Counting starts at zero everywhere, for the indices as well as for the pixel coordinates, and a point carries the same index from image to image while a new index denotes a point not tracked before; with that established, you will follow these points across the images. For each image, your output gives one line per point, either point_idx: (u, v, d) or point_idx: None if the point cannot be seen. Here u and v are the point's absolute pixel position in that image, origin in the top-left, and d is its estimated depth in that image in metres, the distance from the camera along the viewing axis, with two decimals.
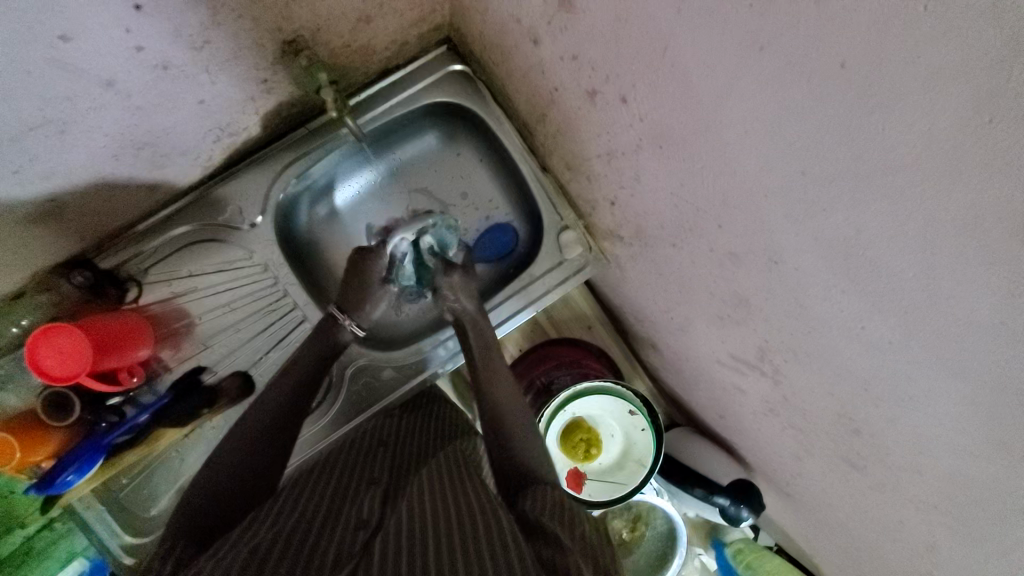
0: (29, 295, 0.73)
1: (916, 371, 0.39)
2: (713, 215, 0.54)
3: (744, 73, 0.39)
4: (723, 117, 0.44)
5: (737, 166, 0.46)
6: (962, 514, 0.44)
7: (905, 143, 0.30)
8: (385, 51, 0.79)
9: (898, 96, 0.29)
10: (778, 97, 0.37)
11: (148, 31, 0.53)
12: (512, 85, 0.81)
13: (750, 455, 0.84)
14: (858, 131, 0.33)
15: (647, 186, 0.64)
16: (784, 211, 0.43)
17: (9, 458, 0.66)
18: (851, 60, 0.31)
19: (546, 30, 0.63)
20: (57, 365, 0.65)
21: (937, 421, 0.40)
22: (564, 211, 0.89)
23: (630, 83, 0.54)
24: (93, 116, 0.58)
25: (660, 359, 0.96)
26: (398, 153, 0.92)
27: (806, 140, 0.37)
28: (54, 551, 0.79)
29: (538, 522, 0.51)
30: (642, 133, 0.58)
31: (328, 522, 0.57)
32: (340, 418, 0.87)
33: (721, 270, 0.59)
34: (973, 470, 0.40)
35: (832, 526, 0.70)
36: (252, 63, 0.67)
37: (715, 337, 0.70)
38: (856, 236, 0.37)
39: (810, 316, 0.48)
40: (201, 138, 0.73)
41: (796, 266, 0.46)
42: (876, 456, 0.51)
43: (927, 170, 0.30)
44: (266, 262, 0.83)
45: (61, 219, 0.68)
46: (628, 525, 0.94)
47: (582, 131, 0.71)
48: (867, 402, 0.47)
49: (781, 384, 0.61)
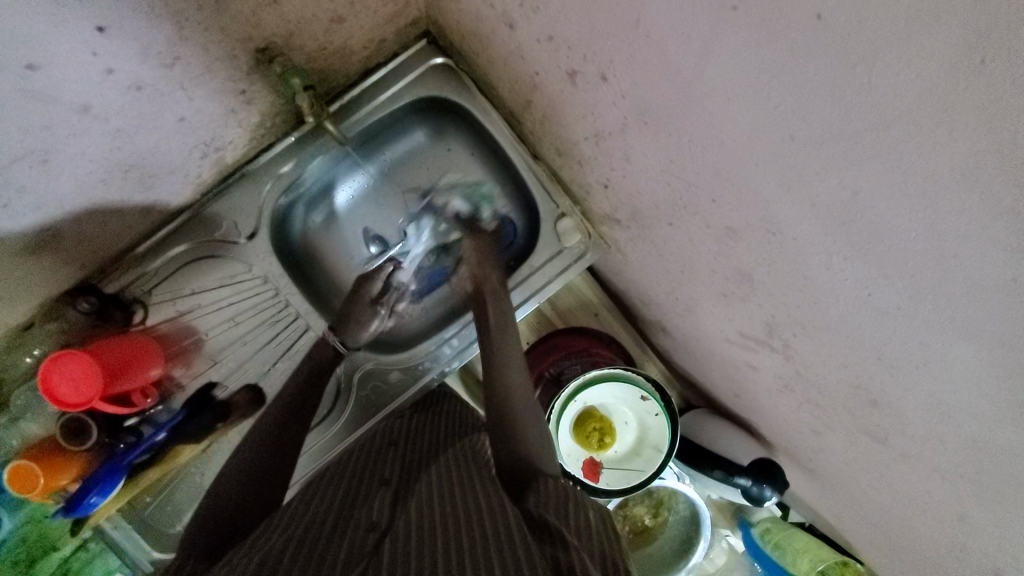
0: (37, 326, 0.75)
1: (929, 335, 0.37)
2: (706, 189, 0.52)
3: (720, 35, 0.37)
4: (704, 85, 0.42)
5: (724, 136, 0.44)
6: (990, 481, 0.42)
7: (894, 93, 0.28)
8: (363, 50, 0.78)
9: (881, 42, 0.27)
10: (757, 57, 0.35)
11: (116, 52, 0.53)
12: (494, 73, 0.79)
13: (769, 433, 0.81)
14: (844, 85, 0.31)
15: (637, 165, 0.62)
16: (776, 179, 0.41)
17: (34, 485, 0.67)
18: (828, 8, 0.29)
19: (519, 13, 0.61)
20: (69, 392, 0.66)
21: (955, 386, 0.38)
22: (559, 198, 0.87)
23: (607, 59, 0.52)
24: (74, 143, 0.58)
25: (670, 341, 0.94)
26: (388, 153, 0.91)
27: (790, 101, 0.35)
28: (93, 569, 0.82)
29: (542, 516, 0.50)
30: (626, 110, 0.56)
31: (339, 525, 0.57)
32: (352, 422, 0.88)
33: (721, 245, 0.57)
34: (998, 435, 0.37)
35: (858, 500, 0.68)
36: (228, 75, 0.66)
37: (721, 315, 0.68)
38: (854, 198, 0.35)
39: (815, 286, 0.46)
40: (187, 155, 0.73)
41: (795, 235, 0.44)
42: (896, 427, 0.48)
43: (921, 119, 0.28)
44: (265, 274, 0.84)
45: (59, 248, 0.69)
46: (650, 512, 0.93)
47: (568, 114, 0.69)
48: (881, 372, 0.45)
49: (793, 359, 0.59)
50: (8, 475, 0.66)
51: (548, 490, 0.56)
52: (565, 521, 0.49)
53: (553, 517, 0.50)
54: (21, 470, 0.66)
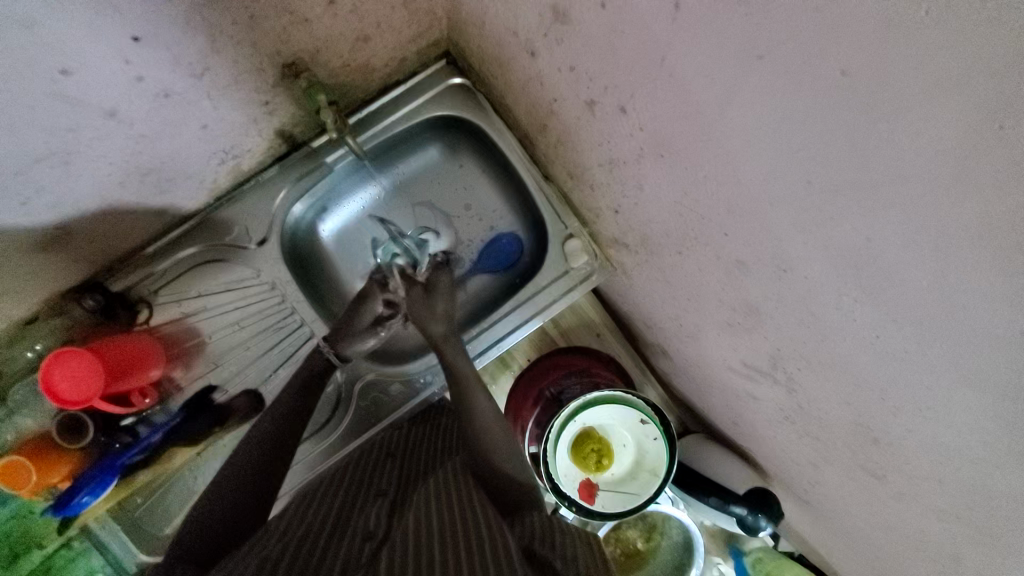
0: (41, 320, 0.74)
1: (934, 381, 0.38)
2: (718, 223, 0.53)
3: (744, 80, 0.38)
4: (724, 126, 0.43)
5: (741, 175, 0.45)
6: (987, 527, 0.42)
7: (915, 151, 0.29)
8: (384, 68, 0.79)
9: (907, 102, 0.28)
10: (781, 105, 0.36)
11: (148, 61, 0.54)
12: (512, 96, 0.81)
13: (767, 462, 0.82)
14: (864, 140, 0.32)
15: (650, 194, 0.63)
16: (790, 219, 0.42)
17: (25, 482, 0.67)
18: (853, 67, 0.30)
19: (543, 42, 0.62)
20: (69, 389, 0.66)
21: (957, 431, 0.39)
22: (568, 220, 0.88)
23: (628, 93, 0.54)
24: (97, 145, 0.59)
25: (671, 365, 0.95)
26: (402, 167, 0.93)
27: (811, 148, 0.36)
28: (75, 568, 0.79)
29: (533, 545, 0.51)
30: (643, 142, 0.57)
31: (335, 534, 0.57)
32: (351, 432, 0.87)
33: (729, 277, 0.58)
34: (998, 482, 0.38)
35: (853, 535, 0.68)
36: (253, 87, 0.67)
37: (725, 344, 0.69)
38: (867, 244, 0.36)
39: (822, 323, 0.47)
40: (206, 161, 0.74)
41: (805, 274, 0.45)
42: (896, 466, 0.49)
43: (941, 177, 0.29)
44: (273, 280, 0.84)
45: (70, 246, 0.69)
46: (643, 535, 0.92)
47: (583, 140, 0.70)
48: (885, 413, 0.46)
49: (796, 392, 0.59)
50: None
51: (538, 518, 0.58)
52: (561, 554, 0.50)
53: (544, 548, 0.51)
54: (10, 466, 0.67)
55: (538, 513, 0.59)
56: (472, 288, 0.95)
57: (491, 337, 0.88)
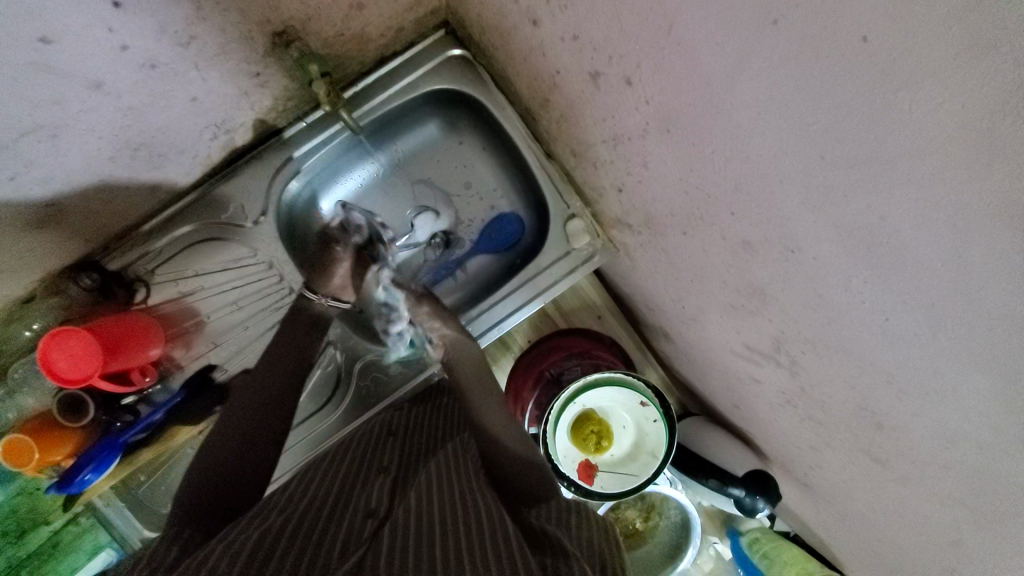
0: (38, 299, 0.73)
1: (942, 364, 0.37)
2: (723, 201, 0.51)
3: (756, 47, 0.36)
4: (733, 97, 0.41)
5: (749, 150, 0.43)
6: (989, 511, 0.42)
7: (935, 123, 0.28)
8: (380, 38, 0.77)
9: (931, 68, 0.26)
10: (794, 74, 0.34)
11: (131, 28, 0.52)
12: (513, 69, 0.78)
13: (766, 445, 0.81)
14: (880, 111, 0.30)
15: (654, 171, 0.62)
16: (801, 197, 0.41)
17: (28, 459, 0.67)
18: (873, 30, 0.28)
19: (545, 9, 0.60)
20: (69, 369, 0.65)
21: (965, 416, 0.38)
22: (570, 199, 0.86)
23: (633, 63, 0.51)
24: (84, 118, 0.57)
25: (672, 348, 0.94)
26: (400, 144, 0.91)
27: (825, 120, 0.34)
28: (82, 543, 0.82)
29: (544, 526, 0.51)
30: (648, 116, 0.55)
31: (337, 510, 0.58)
32: (350, 412, 0.88)
33: (735, 258, 0.56)
34: (1004, 467, 0.37)
35: (852, 517, 0.68)
36: (243, 57, 0.65)
37: (728, 327, 0.68)
38: (881, 223, 0.34)
39: (829, 306, 0.45)
40: (198, 135, 0.72)
41: (814, 254, 0.43)
42: (899, 450, 0.48)
43: (964, 151, 0.27)
44: (270, 259, 0.83)
45: (63, 224, 0.68)
46: (641, 515, 0.93)
47: (586, 115, 0.68)
48: (890, 397, 0.45)
49: (798, 376, 0.58)
50: (3, 449, 0.66)
51: (546, 501, 0.58)
52: (570, 535, 0.50)
53: (551, 529, 0.51)
54: (16, 444, 0.67)
55: (542, 496, 0.59)
56: (472, 268, 0.95)
57: (491, 318, 0.87)
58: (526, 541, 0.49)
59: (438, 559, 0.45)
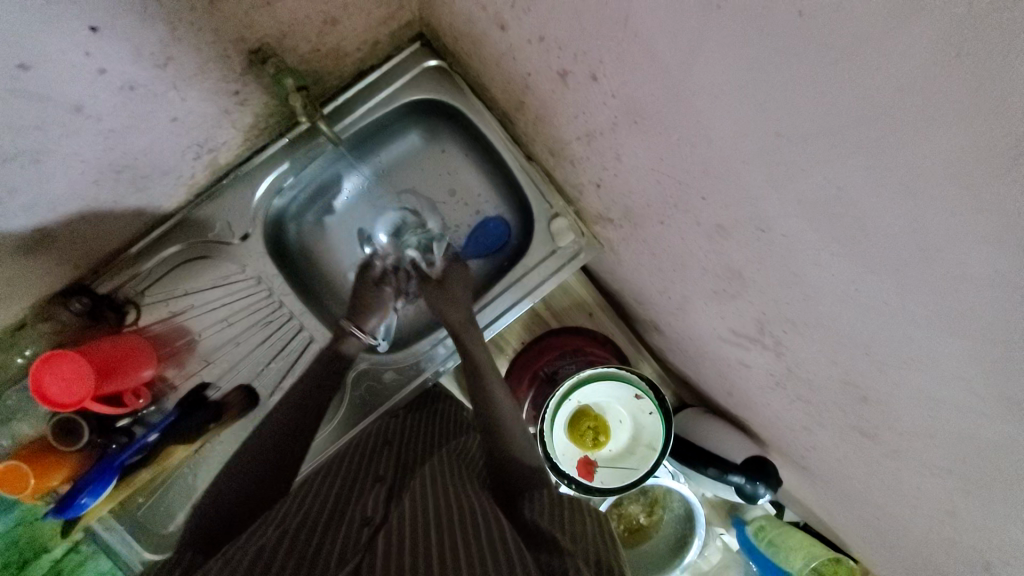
0: (29, 326, 0.74)
1: (914, 331, 0.38)
2: (696, 187, 0.53)
3: (705, 33, 0.38)
4: (692, 85, 0.43)
5: (711, 135, 0.45)
6: (977, 476, 0.43)
7: (875, 90, 0.29)
8: (357, 52, 0.79)
9: (867, 36, 0.28)
10: (742, 55, 0.36)
11: (109, 52, 0.53)
12: (487, 75, 0.80)
13: (762, 430, 0.82)
14: (826, 84, 0.31)
15: (628, 163, 0.63)
16: (764, 175, 0.42)
17: (25, 484, 0.67)
18: (808, 7, 0.30)
19: (511, 14, 0.61)
20: (61, 393, 0.65)
21: (943, 379, 0.38)
22: (553, 198, 0.88)
23: (597, 60, 0.53)
24: (66, 143, 0.58)
25: (663, 340, 0.95)
26: (383, 155, 0.92)
27: (776, 99, 0.36)
28: (83, 572, 0.80)
29: (540, 522, 0.51)
30: (617, 110, 0.57)
31: (334, 521, 0.58)
32: (347, 422, 0.88)
33: (712, 242, 0.57)
34: (984, 428, 0.38)
35: (850, 496, 0.68)
36: (220, 76, 0.67)
37: (713, 313, 0.69)
38: (840, 193, 0.36)
39: (804, 282, 0.46)
40: (182, 155, 0.74)
41: (784, 232, 0.44)
42: (885, 421, 0.49)
43: (910, 112, 0.28)
44: (259, 274, 0.84)
45: (52, 249, 0.69)
46: (645, 510, 0.93)
47: (560, 114, 0.69)
48: (871, 367, 0.46)
49: (784, 356, 0.59)
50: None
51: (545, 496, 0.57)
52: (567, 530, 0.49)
53: (551, 525, 0.50)
54: (12, 469, 0.66)
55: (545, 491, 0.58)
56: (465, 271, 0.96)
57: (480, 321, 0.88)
58: (526, 547, 0.49)
59: (433, 563, 0.45)
